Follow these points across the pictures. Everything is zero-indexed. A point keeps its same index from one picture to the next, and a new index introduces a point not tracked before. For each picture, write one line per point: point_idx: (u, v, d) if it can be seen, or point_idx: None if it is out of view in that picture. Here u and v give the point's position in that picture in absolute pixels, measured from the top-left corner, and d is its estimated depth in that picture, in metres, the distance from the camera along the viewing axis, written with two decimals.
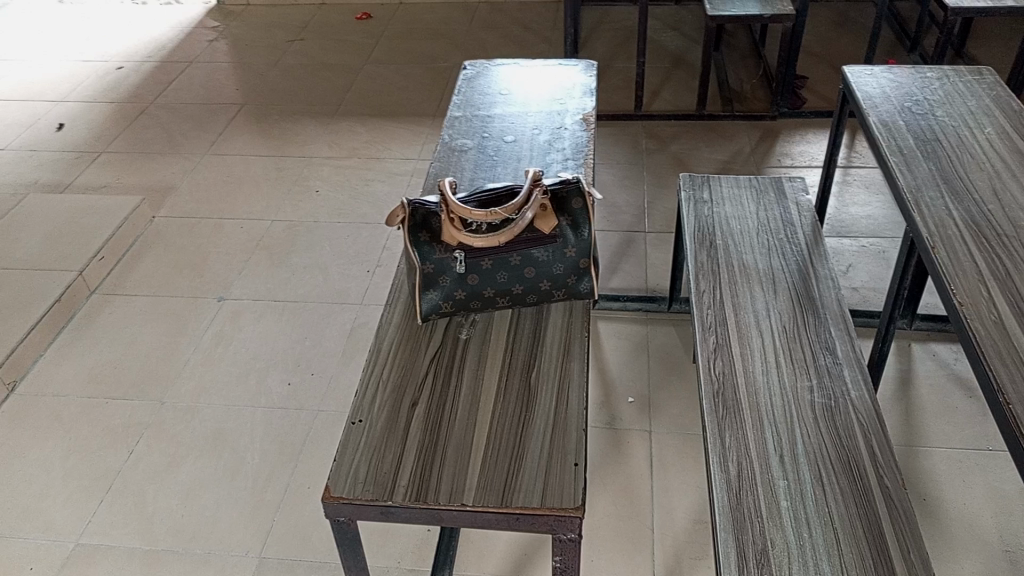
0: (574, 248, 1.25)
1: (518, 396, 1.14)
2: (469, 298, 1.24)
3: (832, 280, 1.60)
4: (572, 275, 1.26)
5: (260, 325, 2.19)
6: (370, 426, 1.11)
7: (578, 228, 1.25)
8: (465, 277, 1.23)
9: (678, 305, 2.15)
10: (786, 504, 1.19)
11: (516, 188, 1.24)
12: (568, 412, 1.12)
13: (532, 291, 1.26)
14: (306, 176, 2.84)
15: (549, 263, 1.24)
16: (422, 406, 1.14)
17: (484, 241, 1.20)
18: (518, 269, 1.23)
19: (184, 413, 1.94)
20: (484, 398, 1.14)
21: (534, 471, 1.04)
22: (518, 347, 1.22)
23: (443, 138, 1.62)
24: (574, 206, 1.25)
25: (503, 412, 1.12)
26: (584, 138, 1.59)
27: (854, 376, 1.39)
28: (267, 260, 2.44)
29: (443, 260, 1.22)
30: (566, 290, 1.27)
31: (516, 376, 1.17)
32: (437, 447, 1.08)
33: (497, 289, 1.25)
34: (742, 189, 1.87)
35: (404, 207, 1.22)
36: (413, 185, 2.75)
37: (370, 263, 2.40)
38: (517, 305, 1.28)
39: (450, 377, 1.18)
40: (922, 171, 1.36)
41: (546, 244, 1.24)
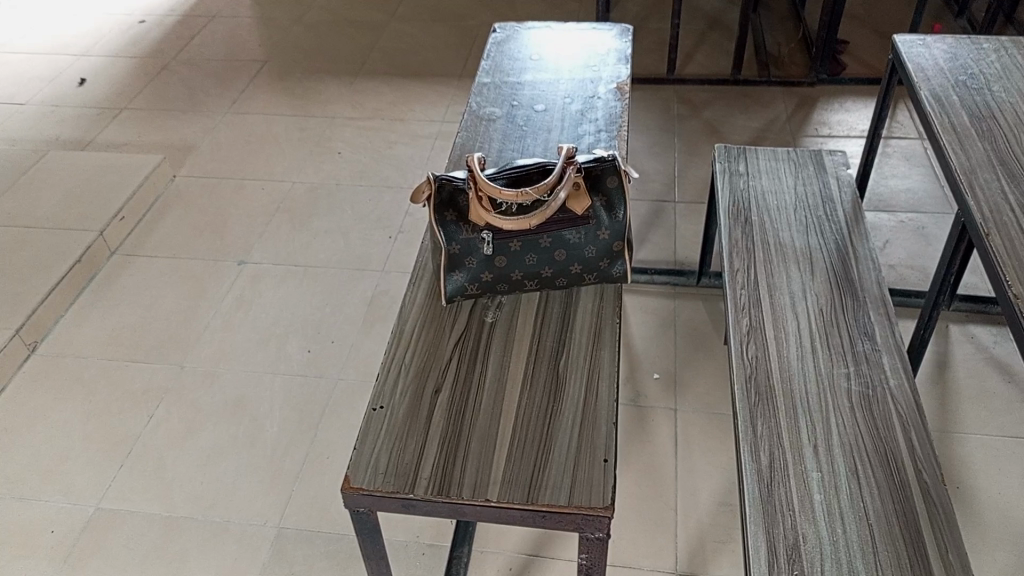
0: (608, 230, 1.19)
1: (546, 386, 1.10)
2: (496, 280, 1.20)
3: (872, 260, 1.53)
4: (604, 258, 1.21)
5: (281, 290, 2.17)
6: (392, 413, 1.08)
7: (613, 209, 1.19)
8: (491, 260, 1.18)
9: (707, 279, 2.10)
10: (819, 498, 1.15)
11: (549, 166, 1.17)
12: (598, 403, 1.08)
13: (562, 275, 1.22)
14: (329, 136, 2.79)
15: (581, 245, 1.19)
16: (445, 393, 1.10)
17: (512, 224, 1.15)
18: (548, 252, 1.19)
19: (205, 378, 1.93)
20: (509, 386, 1.11)
21: (561, 466, 1.00)
22: (547, 332, 1.18)
23: (471, 106, 1.55)
24: (609, 185, 1.19)
25: (530, 402, 1.08)
26: (618, 109, 1.51)
27: (893, 364, 1.33)
28: (289, 223, 2.41)
29: (469, 241, 1.17)
30: (598, 273, 1.23)
31: (544, 364, 1.13)
32: (461, 438, 1.04)
33: (525, 272, 1.20)
34: (780, 161, 1.80)
35: (427, 181, 1.16)
36: (437, 148, 2.69)
37: (393, 229, 2.35)
38: (546, 288, 1.23)
39: (473, 363, 1.14)
40: (977, 150, 1.28)
41: (578, 226, 1.19)
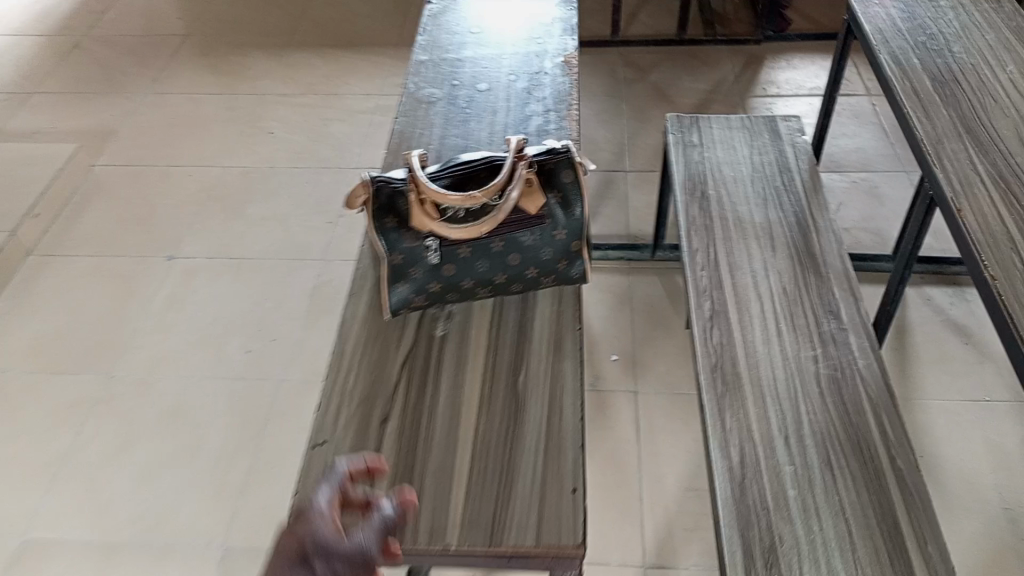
0: (564, 229, 1.11)
1: (505, 408, 1.02)
2: (445, 290, 1.11)
3: (833, 232, 1.48)
4: (562, 259, 1.13)
5: (216, 286, 2.04)
6: (336, 449, 0.99)
7: (570, 206, 1.11)
8: (439, 269, 1.09)
9: (662, 253, 2.03)
10: (793, 494, 1.10)
11: (498, 162, 1.10)
12: (562, 421, 1.00)
13: (517, 280, 1.13)
14: (260, 115, 2.63)
15: (536, 248, 1.11)
16: (394, 421, 1.02)
17: (460, 232, 1.06)
18: (500, 257, 1.10)
19: (138, 387, 1.81)
20: (465, 410, 1.02)
21: (526, 500, 0.93)
22: (502, 346, 1.10)
23: (408, 88, 1.44)
24: (564, 180, 1.11)
25: (489, 426, 1.00)
26: (566, 85, 1.42)
27: (861, 343, 1.28)
28: (221, 211, 2.26)
29: (412, 250, 1.08)
30: (555, 276, 1.15)
31: (501, 383, 1.05)
32: (414, 473, 0.96)
33: (477, 280, 1.11)
34: (733, 130, 1.73)
35: (364, 183, 1.07)
36: (375, 124, 2.55)
37: (332, 214, 2.23)
38: (499, 295, 1.15)
39: (424, 384, 1.05)
40: (941, 117, 1.22)
41: (533, 226, 1.10)
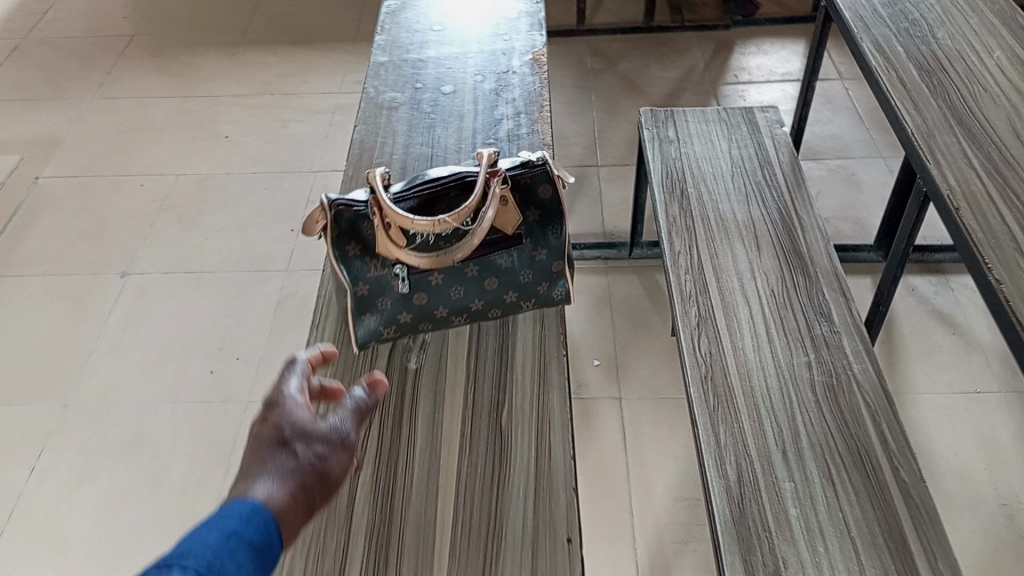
0: (545, 249, 1.04)
1: (488, 449, 0.96)
2: (417, 320, 1.03)
3: (819, 228, 1.42)
4: (543, 281, 1.05)
5: (174, 302, 1.93)
6: None
7: (550, 223, 1.04)
8: (409, 298, 1.02)
9: (640, 250, 1.97)
10: (795, 512, 1.05)
11: (470, 179, 1.01)
12: (552, 461, 0.94)
13: (496, 306, 1.05)
14: (214, 118, 2.51)
15: (515, 270, 1.04)
16: (367, 469, 0.95)
17: (428, 260, 0.97)
18: (476, 282, 1.03)
19: (95, 415, 1.71)
20: (444, 453, 0.96)
21: (516, 554, 0.86)
22: (482, 378, 1.03)
23: (367, 93, 1.35)
24: (543, 196, 1.03)
25: (472, 471, 0.94)
26: (536, 85, 1.34)
27: (855, 346, 1.23)
28: (176, 222, 2.15)
29: (377, 279, 1.00)
30: (537, 299, 1.07)
31: (482, 420, 0.99)
32: (392, 528, 0.90)
33: (451, 308, 1.04)
34: (710, 123, 1.66)
35: (323, 207, 1.00)
36: (336, 124, 2.45)
37: (295, 221, 2.13)
38: (476, 321, 1.07)
39: (399, 425, 0.99)
40: (931, 109, 1.16)
41: (511, 246, 1.03)
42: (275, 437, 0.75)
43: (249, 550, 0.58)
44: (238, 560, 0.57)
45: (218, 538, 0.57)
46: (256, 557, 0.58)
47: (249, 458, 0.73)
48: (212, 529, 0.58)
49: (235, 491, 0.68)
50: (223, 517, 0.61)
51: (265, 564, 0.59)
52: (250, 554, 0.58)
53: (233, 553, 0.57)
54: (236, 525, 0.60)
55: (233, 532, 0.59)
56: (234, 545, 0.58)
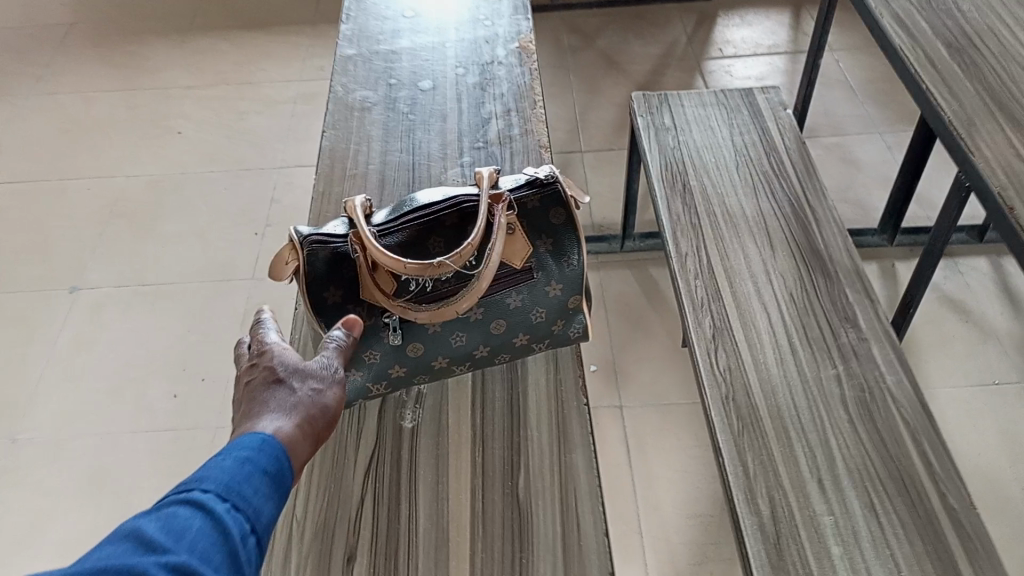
0: (559, 283, 0.96)
1: (505, 525, 0.87)
2: (414, 371, 0.95)
3: (835, 223, 1.31)
4: (559, 319, 0.97)
5: (130, 319, 1.77)
6: None
7: (564, 254, 0.96)
8: (403, 349, 0.93)
9: (632, 243, 1.85)
10: (838, 551, 0.94)
11: (466, 206, 0.93)
12: (581, 537, 0.85)
13: (503, 351, 0.97)
14: (164, 112, 2.32)
15: (526, 310, 0.96)
16: (363, 559, 0.85)
17: (430, 312, 0.88)
18: (482, 326, 0.95)
19: (47, 451, 1.55)
20: (453, 536, 0.86)
21: None
22: (491, 441, 0.94)
23: (338, 93, 1.36)
24: (554, 222, 0.95)
25: (488, 552, 0.85)
26: (522, 77, 1.36)
27: (886, 355, 1.13)
28: (129, 230, 1.98)
29: (363, 330, 0.91)
30: (552, 339, 0.99)
31: (496, 491, 0.90)
32: None
33: (453, 357, 0.95)
34: (708, 107, 1.53)
35: (293, 244, 0.92)
36: (298, 114, 2.28)
37: (258, 224, 1.97)
38: (481, 367, 0.99)
39: (400, 498, 0.90)
40: (966, 92, 1.04)
41: (520, 282, 0.95)
42: (269, 378, 0.79)
43: (263, 476, 0.66)
44: (254, 484, 0.65)
45: (233, 464, 0.65)
46: (269, 482, 0.66)
47: (248, 398, 0.78)
48: (227, 456, 0.66)
49: (242, 429, 0.74)
50: (236, 448, 0.68)
51: (280, 487, 0.67)
52: (263, 479, 0.66)
53: (248, 478, 0.65)
54: (249, 453, 0.67)
55: (247, 459, 0.67)
56: (250, 471, 0.66)
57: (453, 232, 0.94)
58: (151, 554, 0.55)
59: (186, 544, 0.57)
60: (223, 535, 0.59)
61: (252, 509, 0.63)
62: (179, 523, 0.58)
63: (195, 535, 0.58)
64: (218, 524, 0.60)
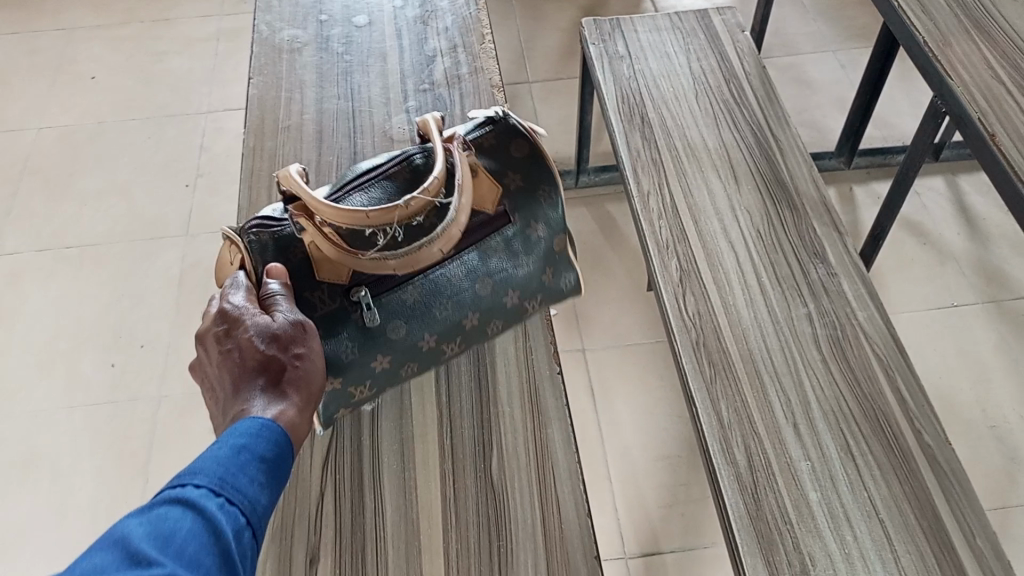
0: (541, 224, 0.94)
1: (480, 508, 0.86)
2: (402, 357, 0.88)
3: (800, 151, 1.26)
4: (547, 267, 0.96)
5: (54, 286, 1.65)
6: None
7: (537, 190, 0.93)
8: (384, 330, 0.86)
9: (587, 177, 1.77)
10: (817, 497, 0.92)
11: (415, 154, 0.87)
12: (563, 524, 0.85)
13: (495, 315, 0.93)
14: (72, 55, 2.13)
15: (512, 263, 0.92)
16: (328, 557, 0.84)
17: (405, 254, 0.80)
18: (467, 288, 0.89)
19: None
20: (424, 527, 0.85)
21: None
22: (459, 419, 0.93)
23: (263, 33, 1.25)
24: (522, 159, 0.93)
25: (464, 537, 0.85)
26: (465, 7, 1.26)
27: (856, 290, 1.09)
28: (44, 188, 1.83)
29: (329, 315, 0.83)
30: (544, 293, 0.97)
31: (468, 476, 0.89)
32: None
33: (441, 332, 0.89)
34: (663, 32, 1.45)
35: (230, 240, 0.83)
36: (221, 53, 2.12)
37: (188, 175, 1.84)
38: (474, 343, 0.94)
39: (367, 487, 0.89)
40: (939, 10, 0.98)
41: (497, 227, 0.91)
42: (244, 358, 0.72)
43: (258, 465, 0.62)
44: (249, 474, 0.60)
45: (227, 454, 0.60)
46: (266, 471, 0.62)
47: (234, 382, 0.71)
48: (221, 445, 0.61)
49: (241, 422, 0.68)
50: (228, 435, 0.63)
51: (276, 476, 0.63)
52: (260, 466, 0.62)
53: (244, 467, 0.61)
54: (244, 439, 0.63)
55: (244, 446, 0.62)
56: (245, 460, 0.61)
57: (407, 187, 0.86)
58: (137, 567, 0.49)
59: (175, 550, 0.52)
60: (215, 535, 0.54)
61: (246, 502, 0.58)
62: (168, 526, 0.53)
63: (184, 539, 0.53)
64: (209, 523, 0.55)
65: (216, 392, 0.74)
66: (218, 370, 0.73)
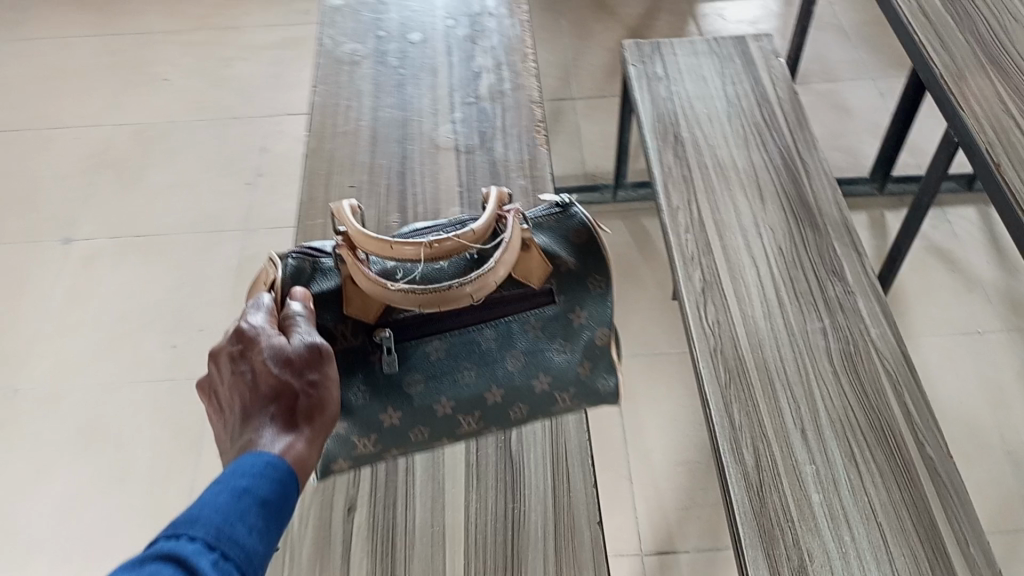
0: (589, 315, 0.91)
1: (498, 479, 0.96)
2: (414, 417, 0.89)
3: (825, 175, 1.32)
4: (587, 363, 0.93)
5: (122, 271, 1.77)
6: (298, 548, 0.91)
7: (590, 279, 0.91)
8: (401, 382, 0.88)
9: (624, 193, 1.85)
10: (819, 499, 0.97)
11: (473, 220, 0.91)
12: (571, 492, 0.94)
13: (520, 399, 0.92)
14: (148, 58, 2.28)
15: (546, 349, 0.91)
16: (362, 508, 0.94)
17: (430, 294, 0.80)
18: (493, 360, 0.89)
19: (46, 401, 1.57)
20: (448, 490, 0.96)
21: None
22: None
23: (327, 46, 1.35)
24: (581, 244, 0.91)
25: (482, 503, 0.95)
26: (512, 28, 1.35)
27: (871, 308, 1.15)
28: (117, 179, 1.97)
29: (350, 351, 0.85)
30: (578, 391, 0.94)
31: (490, 447, 0.99)
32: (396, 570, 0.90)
33: (459, 399, 0.90)
34: (701, 57, 1.52)
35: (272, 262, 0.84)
36: (284, 61, 2.24)
37: (249, 173, 1.96)
38: (492, 423, 0.93)
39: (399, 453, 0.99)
40: (958, 45, 1.04)
41: (536, 304, 0.89)
42: (256, 383, 0.72)
43: (258, 511, 0.59)
44: (248, 521, 0.58)
45: (226, 501, 0.58)
46: (266, 517, 0.59)
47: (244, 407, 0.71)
48: (220, 491, 0.59)
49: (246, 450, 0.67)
50: (228, 479, 0.61)
51: (277, 523, 0.60)
52: (260, 511, 0.60)
53: (244, 512, 0.58)
54: (244, 483, 0.61)
55: (244, 491, 0.60)
56: (245, 505, 0.59)
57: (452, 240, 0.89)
58: None
59: None
60: None
61: (243, 554, 0.56)
62: None
63: None
64: None
65: (228, 414, 0.74)
66: (231, 392, 0.73)
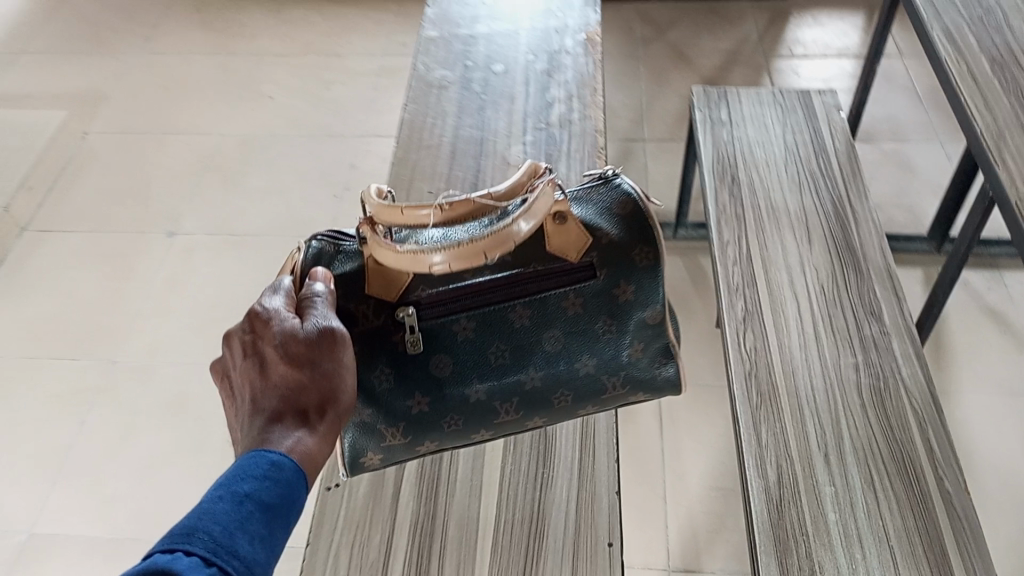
0: (632, 288, 0.93)
1: (532, 450, 1.06)
2: (442, 403, 0.92)
3: (873, 223, 1.39)
4: (635, 340, 0.95)
5: (216, 265, 1.95)
6: (351, 491, 1.03)
7: (632, 251, 0.92)
8: (428, 364, 0.91)
9: (684, 231, 1.93)
10: (834, 518, 1.03)
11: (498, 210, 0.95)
12: (596, 464, 1.04)
13: (561, 385, 0.94)
14: (258, 77, 2.50)
15: (580, 331, 0.93)
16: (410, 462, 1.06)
17: (449, 248, 0.83)
18: (524, 344, 0.92)
19: (140, 374, 1.74)
20: (486, 455, 1.06)
21: (556, 547, 0.97)
22: None
23: (419, 71, 1.50)
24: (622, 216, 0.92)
25: (515, 470, 1.05)
26: (587, 66, 1.48)
27: (904, 349, 1.21)
28: (220, 183, 2.16)
29: (374, 332, 0.89)
30: (625, 372, 0.96)
31: None
32: (434, 518, 1.01)
33: (492, 386, 0.93)
34: (765, 107, 1.61)
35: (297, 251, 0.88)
36: (379, 87, 2.43)
37: (337, 187, 2.12)
38: (530, 408, 0.96)
39: None
40: (1002, 108, 1.11)
41: (580, 279, 0.91)
42: (271, 372, 0.75)
43: (260, 516, 0.62)
44: (250, 529, 0.60)
45: (227, 508, 0.60)
46: (266, 521, 0.62)
47: (259, 397, 0.75)
48: (221, 497, 0.61)
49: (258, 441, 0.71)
50: (230, 485, 0.63)
51: (279, 528, 0.63)
52: (262, 516, 0.62)
53: (244, 519, 0.60)
54: (247, 488, 0.63)
55: (245, 496, 0.62)
56: (246, 511, 0.61)
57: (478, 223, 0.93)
58: None
59: None
60: None
61: (246, 559, 0.58)
62: None
63: None
64: None
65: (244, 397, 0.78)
66: (248, 378, 0.77)
